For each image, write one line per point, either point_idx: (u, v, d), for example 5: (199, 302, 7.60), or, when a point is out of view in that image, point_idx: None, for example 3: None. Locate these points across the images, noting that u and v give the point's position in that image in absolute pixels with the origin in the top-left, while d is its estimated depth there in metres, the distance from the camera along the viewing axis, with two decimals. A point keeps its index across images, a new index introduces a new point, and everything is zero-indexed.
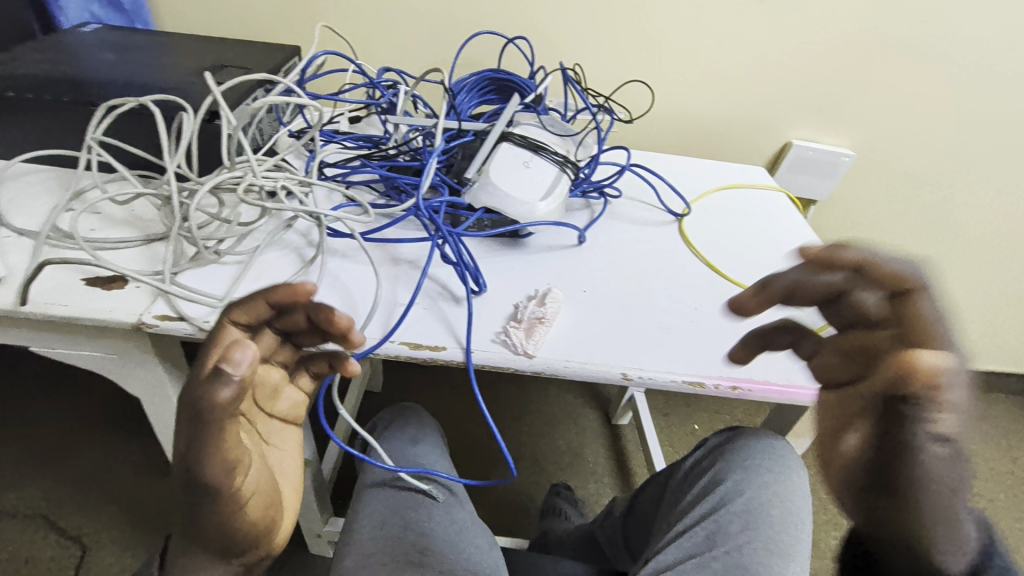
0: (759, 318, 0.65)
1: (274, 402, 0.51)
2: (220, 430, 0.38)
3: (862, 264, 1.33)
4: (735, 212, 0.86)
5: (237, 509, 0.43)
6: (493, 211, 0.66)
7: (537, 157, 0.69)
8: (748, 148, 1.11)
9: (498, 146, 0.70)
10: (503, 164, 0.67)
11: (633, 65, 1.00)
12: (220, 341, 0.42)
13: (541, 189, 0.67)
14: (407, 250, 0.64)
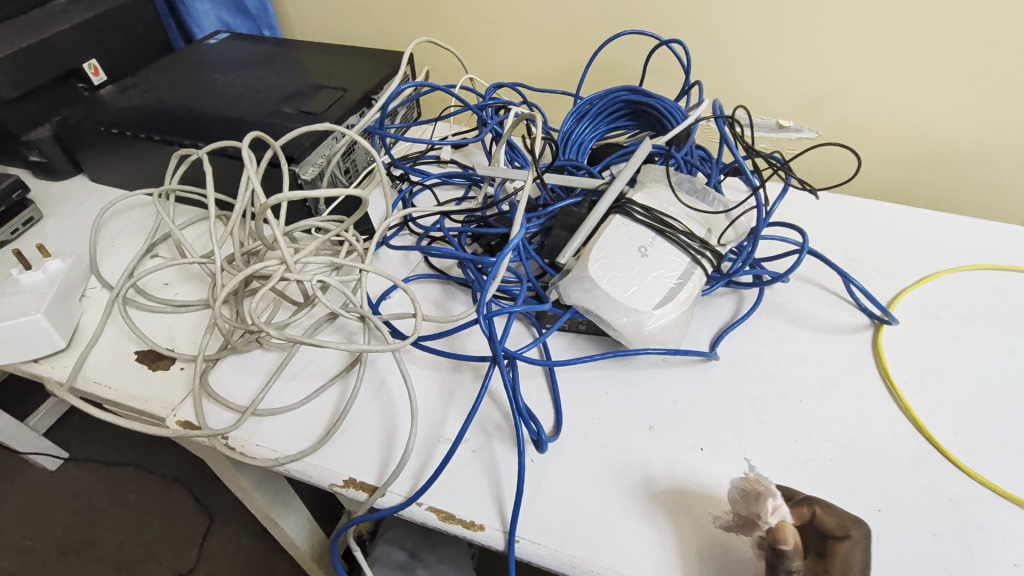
0: (993, 550, 0.40)
1: None
2: None
3: None
4: (980, 316, 0.55)
5: None
6: (587, 314, 0.49)
7: (662, 242, 0.49)
8: (1015, 188, 0.74)
9: (608, 219, 0.51)
10: (611, 251, 0.49)
11: (840, 68, 0.71)
12: None
13: (659, 292, 0.48)
14: (471, 353, 0.51)
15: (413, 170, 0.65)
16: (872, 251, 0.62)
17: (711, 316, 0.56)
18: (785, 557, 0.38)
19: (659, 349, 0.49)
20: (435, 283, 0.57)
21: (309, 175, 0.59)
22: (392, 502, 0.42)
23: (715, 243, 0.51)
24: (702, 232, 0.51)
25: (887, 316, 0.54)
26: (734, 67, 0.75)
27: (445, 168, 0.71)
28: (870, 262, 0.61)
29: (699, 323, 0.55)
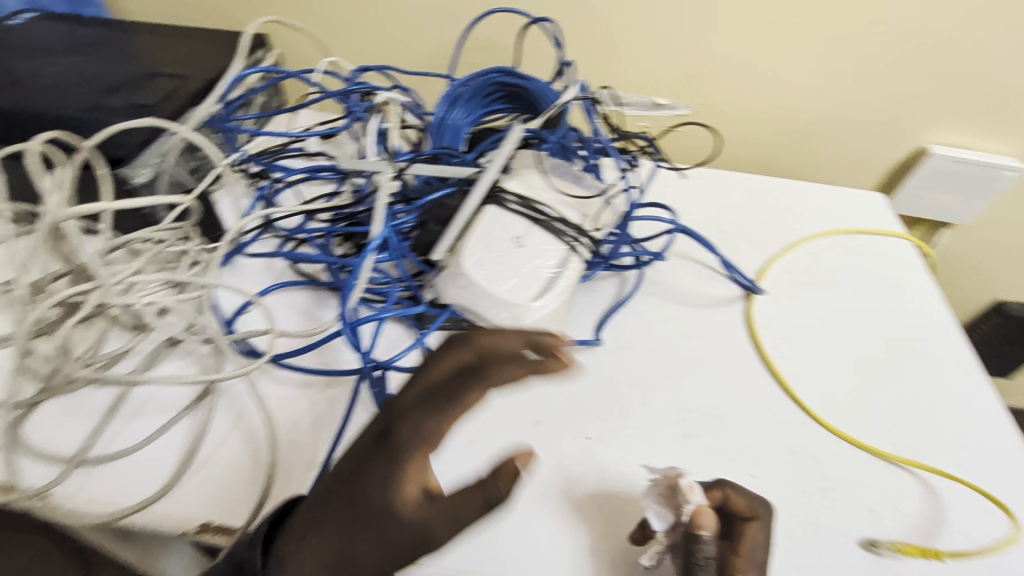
0: (852, 500, 0.42)
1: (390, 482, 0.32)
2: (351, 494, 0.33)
3: (1006, 301, 1.00)
4: (836, 278, 0.59)
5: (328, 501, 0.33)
6: (466, 312, 0.47)
7: (537, 230, 0.48)
8: (863, 155, 0.81)
9: (482, 210, 0.49)
10: (484, 243, 0.47)
11: (704, 47, 0.73)
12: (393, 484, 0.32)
13: (537, 283, 0.46)
14: (345, 364, 0.47)
15: (274, 166, 0.59)
16: (743, 222, 0.65)
17: (596, 301, 0.55)
18: (701, 542, 0.36)
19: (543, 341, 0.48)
20: (303, 289, 0.52)
21: (143, 177, 0.51)
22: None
23: (591, 228, 0.50)
24: (578, 218, 0.50)
25: (757, 286, 0.57)
26: (608, 46, 0.75)
27: (312, 161, 0.65)
28: (742, 234, 0.63)
29: (585, 310, 0.55)
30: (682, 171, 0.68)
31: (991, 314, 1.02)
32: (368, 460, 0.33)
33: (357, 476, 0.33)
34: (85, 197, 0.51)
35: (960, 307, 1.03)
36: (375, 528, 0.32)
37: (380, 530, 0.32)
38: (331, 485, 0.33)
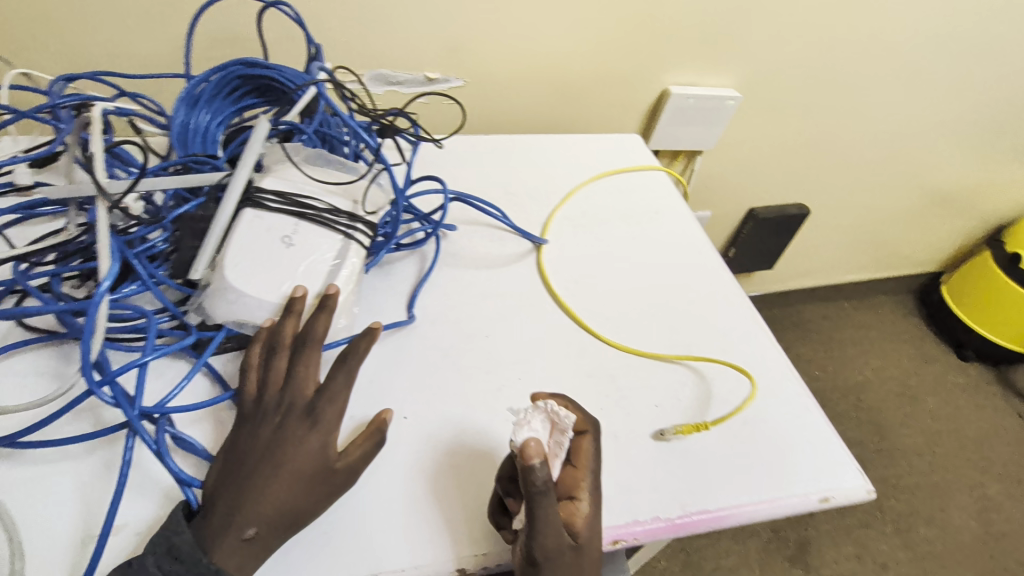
0: (642, 400, 0.49)
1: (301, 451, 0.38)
2: (269, 470, 0.37)
3: (754, 207, 1.22)
4: (608, 215, 0.66)
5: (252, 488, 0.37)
6: (245, 327, 0.43)
7: (306, 225, 0.45)
8: (620, 102, 0.90)
9: (239, 215, 0.45)
10: (248, 251, 0.43)
11: (458, 18, 0.74)
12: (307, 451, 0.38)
13: (317, 280, 0.44)
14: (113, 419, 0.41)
15: None
16: (524, 181, 0.69)
17: (397, 282, 0.55)
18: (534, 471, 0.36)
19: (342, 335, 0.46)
20: (41, 348, 0.44)
21: None
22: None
23: (365, 211, 0.49)
24: (349, 204, 0.48)
25: (543, 237, 0.61)
26: (363, 25, 0.72)
27: (28, 196, 0.54)
28: (525, 191, 0.67)
29: (387, 293, 0.54)
30: (439, 142, 0.67)
31: (746, 220, 1.24)
32: (292, 432, 0.38)
33: (285, 446, 0.38)
34: None
35: (725, 219, 1.23)
36: (311, 482, 0.38)
37: (313, 484, 0.38)
38: (258, 463, 0.38)
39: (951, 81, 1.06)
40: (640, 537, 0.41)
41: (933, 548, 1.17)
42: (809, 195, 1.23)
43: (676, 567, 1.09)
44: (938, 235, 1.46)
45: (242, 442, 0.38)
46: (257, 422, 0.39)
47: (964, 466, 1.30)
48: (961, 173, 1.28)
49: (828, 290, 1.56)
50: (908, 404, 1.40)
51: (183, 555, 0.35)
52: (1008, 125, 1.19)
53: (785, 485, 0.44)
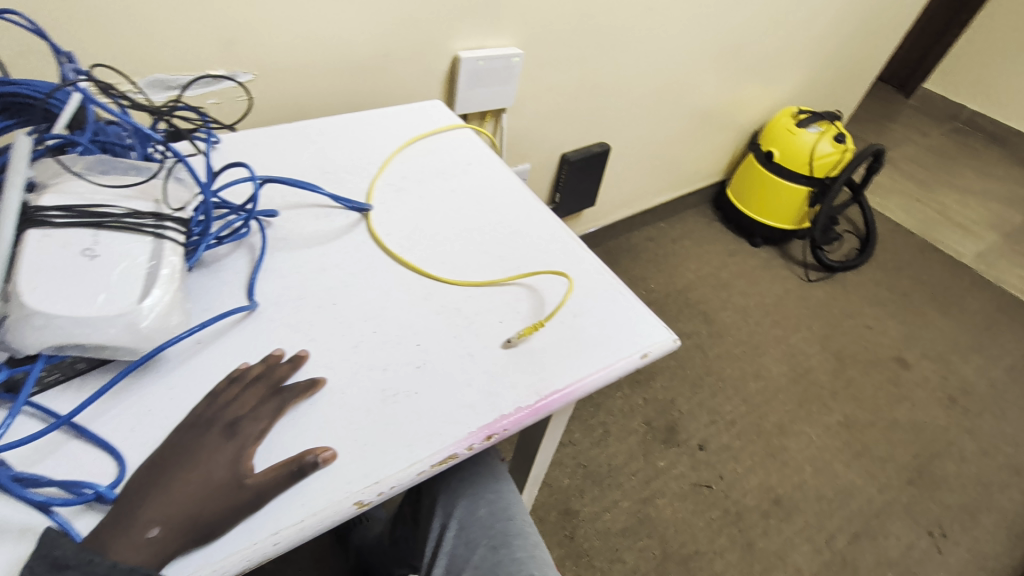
0: (487, 321, 0.55)
1: (215, 462, 0.40)
2: (182, 472, 0.40)
3: (566, 152, 1.35)
4: (423, 175, 0.71)
5: (166, 483, 0.39)
6: (65, 350, 0.41)
7: (108, 233, 0.44)
8: (417, 74, 0.95)
9: (21, 238, 0.41)
10: (45, 271, 0.41)
11: (226, 11, 0.72)
12: (220, 460, 0.40)
13: (136, 284, 0.43)
14: None
15: None
16: (340, 157, 0.71)
17: (229, 274, 0.54)
18: None
19: (180, 334, 0.46)
20: None
21: None
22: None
23: (172, 211, 0.48)
24: (152, 205, 0.48)
25: (369, 204, 0.64)
26: (117, 25, 0.67)
27: None
28: (342, 167, 0.69)
29: (221, 286, 0.53)
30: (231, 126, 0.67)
31: (562, 165, 1.37)
32: (209, 444, 0.41)
33: (204, 455, 0.41)
34: None
35: (544, 168, 1.35)
36: (218, 487, 0.39)
37: (216, 491, 0.39)
38: (174, 470, 0.40)
39: (690, 17, 1.26)
40: (508, 427, 0.48)
41: (764, 396, 1.44)
42: (607, 133, 1.39)
43: (578, 481, 1.22)
44: (713, 149, 1.75)
45: (154, 455, 0.40)
46: (181, 432, 0.42)
47: (771, 329, 1.61)
48: (715, 94, 1.54)
49: (646, 214, 1.79)
50: (724, 292, 1.69)
51: (71, 562, 0.34)
52: (739, 48, 1.45)
53: (612, 350, 0.54)
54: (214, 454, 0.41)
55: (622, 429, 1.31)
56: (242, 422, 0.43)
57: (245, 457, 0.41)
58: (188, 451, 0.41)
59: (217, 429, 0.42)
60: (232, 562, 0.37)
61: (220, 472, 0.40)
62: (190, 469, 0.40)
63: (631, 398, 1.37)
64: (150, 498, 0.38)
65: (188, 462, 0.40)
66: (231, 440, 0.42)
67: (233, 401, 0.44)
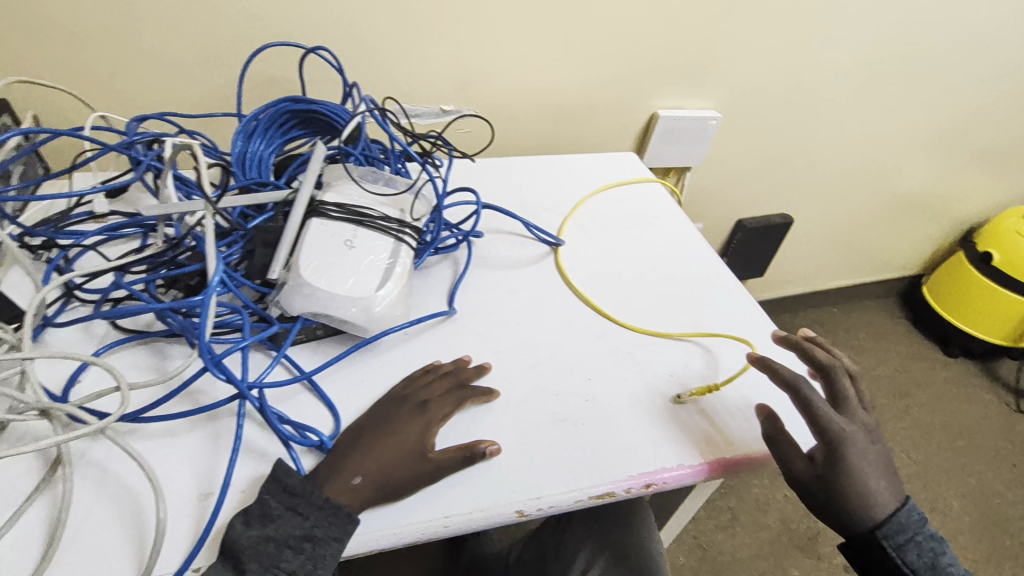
0: (658, 370, 0.56)
1: (406, 432, 0.46)
2: (380, 435, 0.46)
3: (743, 217, 1.31)
4: (612, 221, 0.74)
5: (368, 440, 0.45)
6: (316, 317, 0.50)
7: (364, 231, 0.53)
8: (614, 126, 1.00)
9: (306, 225, 0.53)
10: (317, 253, 0.50)
11: (470, 59, 0.84)
12: (410, 432, 0.46)
13: (376, 276, 0.51)
14: (220, 398, 0.47)
15: (61, 234, 0.56)
16: (539, 194, 0.77)
17: (436, 281, 0.62)
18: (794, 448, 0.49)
19: (397, 325, 0.53)
20: (139, 346, 0.50)
21: None
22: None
23: (411, 220, 0.57)
24: (398, 213, 0.57)
25: (560, 240, 0.69)
26: (388, 64, 0.81)
27: (105, 221, 0.61)
28: (539, 203, 0.76)
29: (429, 291, 0.61)
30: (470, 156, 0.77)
31: (736, 230, 1.33)
32: (404, 416, 0.47)
33: (399, 427, 0.46)
34: None
35: (716, 230, 1.32)
36: (408, 456, 0.44)
37: (405, 458, 0.44)
38: (376, 434, 0.46)
39: (911, 97, 1.17)
40: (669, 481, 0.48)
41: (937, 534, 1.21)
42: (791, 205, 1.32)
43: (695, 562, 1.13)
44: (913, 239, 1.57)
45: (363, 417, 0.47)
46: (384, 401, 0.49)
47: (958, 456, 1.36)
48: (927, 180, 1.39)
49: (817, 295, 1.65)
50: (901, 400, 1.47)
51: (298, 490, 0.42)
52: (966, 133, 1.30)
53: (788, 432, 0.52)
54: (406, 425, 0.47)
55: (753, 520, 1.20)
56: (430, 404, 0.48)
57: (429, 434, 0.46)
58: (387, 417, 0.47)
59: (411, 404, 0.48)
60: (409, 530, 0.42)
61: (408, 442, 0.45)
62: (387, 434, 0.46)
63: (769, 490, 1.25)
64: (355, 451, 0.44)
65: (386, 426, 0.46)
66: (420, 417, 0.47)
67: (426, 384, 0.50)
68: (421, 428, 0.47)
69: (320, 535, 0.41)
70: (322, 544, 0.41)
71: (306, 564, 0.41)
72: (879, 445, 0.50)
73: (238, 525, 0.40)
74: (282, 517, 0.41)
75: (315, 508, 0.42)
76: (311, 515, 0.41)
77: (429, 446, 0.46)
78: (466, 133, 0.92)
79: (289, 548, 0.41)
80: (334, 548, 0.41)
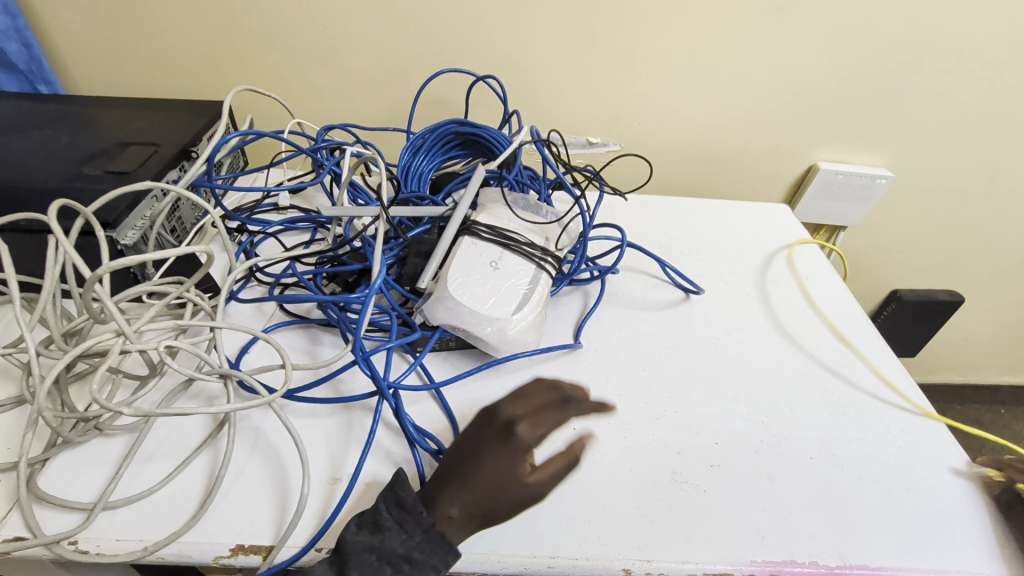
0: (796, 448, 0.51)
1: (501, 459, 0.42)
2: (473, 460, 0.42)
3: (899, 287, 1.16)
4: (757, 276, 0.70)
5: (462, 469, 0.42)
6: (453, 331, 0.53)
7: (509, 254, 0.55)
8: (767, 174, 0.95)
9: (457, 241, 0.55)
10: (464, 269, 0.53)
11: (626, 95, 0.85)
12: (505, 456, 0.42)
13: (514, 300, 0.53)
14: (358, 393, 0.51)
15: (252, 221, 0.64)
16: (679, 236, 0.75)
17: (565, 312, 0.62)
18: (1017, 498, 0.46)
19: (525, 350, 0.54)
20: (298, 329, 0.56)
21: (130, 238, 0.55)
22: (316, 560, 0.40)
23: (554, 250, 0.57)
24: (542, 241, 0.58)
25: (697, 288, 0.66)
26: (546, 94, 0.85)
27: (285, 214, 0.70)
28: (678, 246, 0.74)
29: (557, 321, 0.61)
30: (623, 195, 0.78)
31: (889, 300, 1.18)
32: (496, 439, 0.43)
33: (489, 453, 0.43)
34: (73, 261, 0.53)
35: (865, 297, 1.19)
36: (506, 485, 0.42)
37: (503, 487, 0.41)
38: (464, 460, 0.43)
39: None
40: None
41: None
42: (965, 283, 1.15)
43: None
44: None
45: (459, 441, 0.45)
46: (477, 422, 0.45)
47: None
48: None
49: (984, 389, 1.41)
50: None
51: (406, 504, 0.41)
52: None
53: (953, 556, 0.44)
54: (498, 449, 0.43)
55: None
56: (523, 425, 0.44)
57: (526, 457, 0.43)
58: (480, 440, 0.44)
59: (501, 425, 0.44)
60: (512, 562, 0.42)
61: (504, 471, 0.42)
62: (481, 459, 0.42)
63: None
64: (452, 482, 0.42)
65: (478, 450, 0.43)
66: (513, 440, 0.43)
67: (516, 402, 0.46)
68: (516, 452, 0.43)
69: (420, 559, 0.39)
70: (420, 570, 0.39)
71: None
72: None
73: (352, 527, 0.40)
74: (390, 530, 0.40)
75: (422, 529, 0.40)
76: (415, 535, 0.40)
77: (525, 470, 0.43)
78: (617, 167, 0.93)
79: (387, 565, 0.39)
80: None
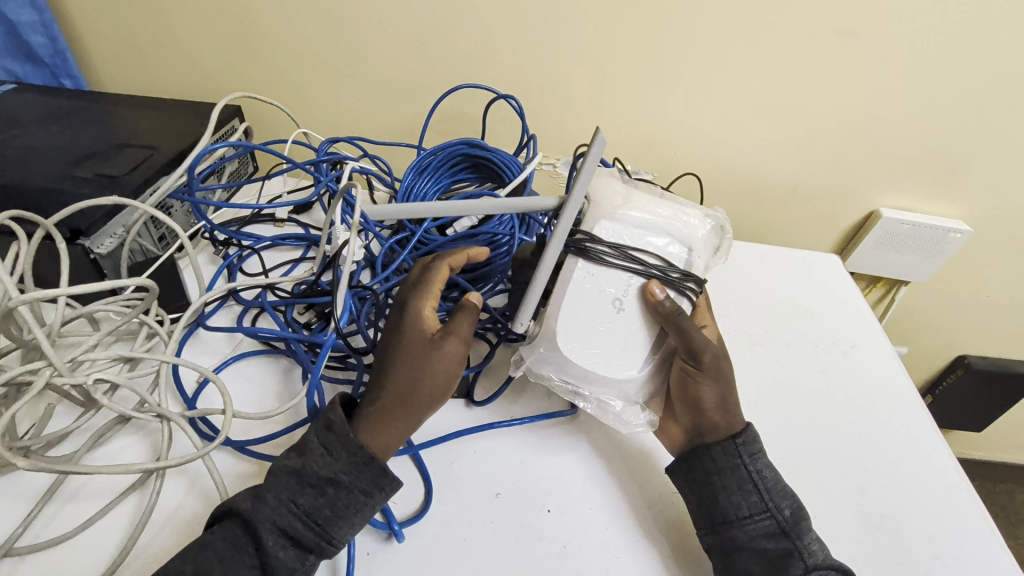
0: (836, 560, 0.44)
1: (412, 340, 0.44)
2: (388, 359, 0.44)
3: (967, 354, 1.02)
4: (790, 339, 0.61)
5: (379, 381, 0.43)
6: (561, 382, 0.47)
7: (640, 283, 0.46)
8: (817, 217, 0.85)
9: (569, 262, 0.47)
10: (582, 312, 0.46)
11: (660, 121, 0.77)
12: (412, 335, 0.44)
13: (638, 352, 0.46)
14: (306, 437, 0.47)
15: (241, 234, 0.61)
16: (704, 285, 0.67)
17: None
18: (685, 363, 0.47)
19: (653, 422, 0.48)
20: (264, 359, 0.53)
21: (105, 247, 0.52)
22: None
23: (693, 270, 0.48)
24: (683, 253, 0.48)
25: None
26: (573, 116, 0.78)
27: (281, 228, 0.67)
28: None
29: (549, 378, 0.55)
30: None
31: (954, 366, 1.04)
32: (400, 329, 0.44)
33: (410, 367, 0.43)
34: (46, 267, 0.52)
35: (926, 361, 1.05)
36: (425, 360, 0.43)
37: (425, 361, 0.43)
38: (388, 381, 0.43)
39: None
40: None
41: None
42: None
43: None
44: None
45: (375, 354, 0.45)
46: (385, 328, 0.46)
47: None
48: None
49: None
50: None
51: (335, 427, 0.41)
52: None
53: None
54: (400, 336, 0.44)
55: None
56: (419, 296, 0.46)
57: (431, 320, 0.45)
58: (390, 338, 0.45)
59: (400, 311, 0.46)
60: None
61: (422, 346, 0.43)
62: (396, 356, 0.43)
63: None
64: (375, 392, 0.43)
65: (387, 350, 0.44)
66: (414, 316, 0.45)
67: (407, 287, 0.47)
68: (417, 320, 0.45)
69: (345, 481, 0.40)
70: (346, 491, 0.39)
71: (325, 509, 0.39)
72: (728, 411, 0.46)
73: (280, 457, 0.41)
74: (314, 453, 0.40)
75: (346, 452, 0.40)
76: (339, 458, 0.40)
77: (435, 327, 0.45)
78: None
79: (312, 487, 0.39)
80: (360, 498, 0.40)
